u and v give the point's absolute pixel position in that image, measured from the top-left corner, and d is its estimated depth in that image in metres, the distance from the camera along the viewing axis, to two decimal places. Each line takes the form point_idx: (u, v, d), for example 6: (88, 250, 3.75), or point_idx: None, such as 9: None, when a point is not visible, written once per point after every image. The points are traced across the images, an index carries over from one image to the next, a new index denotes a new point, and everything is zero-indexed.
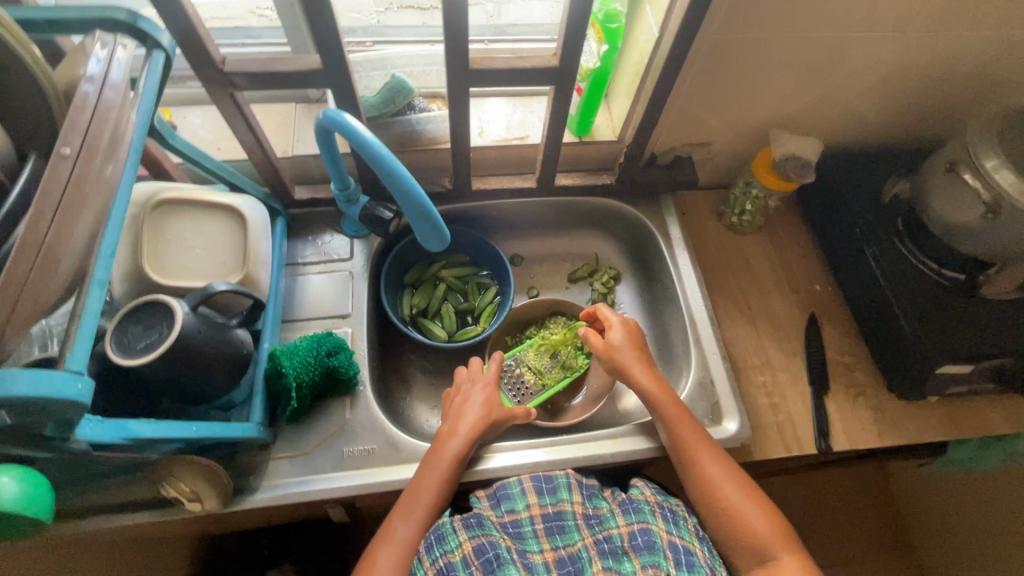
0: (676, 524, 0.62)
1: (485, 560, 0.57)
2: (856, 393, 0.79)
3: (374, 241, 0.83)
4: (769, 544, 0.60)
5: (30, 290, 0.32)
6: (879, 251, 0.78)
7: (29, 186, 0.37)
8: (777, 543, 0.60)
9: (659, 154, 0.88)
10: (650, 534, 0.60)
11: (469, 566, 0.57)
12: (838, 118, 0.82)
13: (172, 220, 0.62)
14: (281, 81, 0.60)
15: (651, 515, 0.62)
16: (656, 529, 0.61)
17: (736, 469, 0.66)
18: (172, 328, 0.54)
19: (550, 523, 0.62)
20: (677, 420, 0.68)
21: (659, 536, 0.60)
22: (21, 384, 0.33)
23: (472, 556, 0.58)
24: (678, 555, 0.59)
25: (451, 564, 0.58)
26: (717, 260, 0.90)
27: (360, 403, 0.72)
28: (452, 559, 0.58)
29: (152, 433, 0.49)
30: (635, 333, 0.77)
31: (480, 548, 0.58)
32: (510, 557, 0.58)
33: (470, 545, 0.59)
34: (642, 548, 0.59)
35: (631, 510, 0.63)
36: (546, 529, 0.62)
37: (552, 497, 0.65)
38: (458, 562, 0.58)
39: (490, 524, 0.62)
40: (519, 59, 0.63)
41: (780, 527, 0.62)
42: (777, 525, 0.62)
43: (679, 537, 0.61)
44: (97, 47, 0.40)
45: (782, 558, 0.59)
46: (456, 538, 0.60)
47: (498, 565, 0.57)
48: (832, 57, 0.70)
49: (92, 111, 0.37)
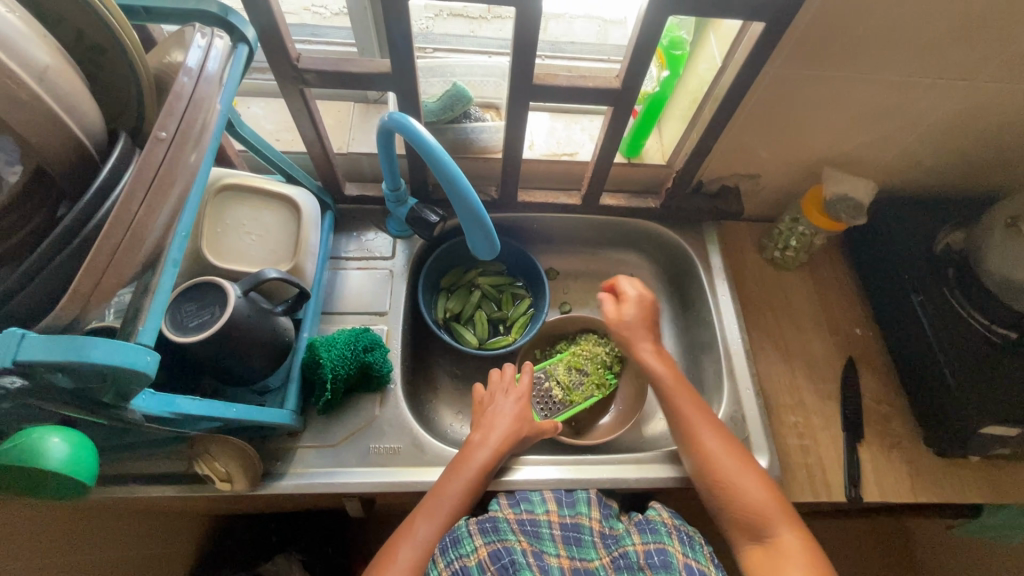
0: (692, 548, 0.61)
1: (501, 568, 0.56)
2: (890, 443, 0.78)
3: (416, 243, 0.84)
4: (769, 519, 0.61)
5: (116, 262, 0.34)
6: (927, 300, 0.77)
7: (120, 164, 0.39)
8: (778, 519, 0.61)
9: (706, 182, 0.87)
10: (666, 554, 0.59)
11: (484, 567, 0.56)
12: (894, 162, 0.81)
13: (233, 205, 0.64)
14: (350, 81, 0.61)
15: (668, 537, 0.61)
16: (673, 550, 0.60)
17: (730, 442, 0.67)
18: (224, 310, 0.57)
19: (568, 532, 0.63)
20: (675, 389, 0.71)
21: (675, 557, 0.59)
22: (99, 350, 0.34)
23: (488, 562, 0.57)
24: None
25: (466, 566, 0.57)
26: (755, 293, 0.89)
27: (389, 400, 0.73)
28: (467, 561, 0.58)
29: (196, 411, 0.51)
30: (648, 309, 0.78)
31: (496, 554, 0.57)
32: (526, 561, 0.58)
33: (486, 550, 0.58)
34: (658, 567, 0.58)
35: (647, 530, 0.62)
36: (564, 537, 0.62)
37: (570, 510, 0.66)
38: (474, 565, 0.57)
39: (507, 529, 0.61)
40: (580, 78, 0.64)
41: (781, 504, 0.62)
42: (776, 500, 0.62)
43: (694, 561, 0.60)
44: (196, 35, 0.41)
45: (780, 535, 0.60)
46: (473, 542, 0.59)
47: (515, 571, 0.56)
48: (896, 100, 0.70)
49: (188, 99, 0.38)
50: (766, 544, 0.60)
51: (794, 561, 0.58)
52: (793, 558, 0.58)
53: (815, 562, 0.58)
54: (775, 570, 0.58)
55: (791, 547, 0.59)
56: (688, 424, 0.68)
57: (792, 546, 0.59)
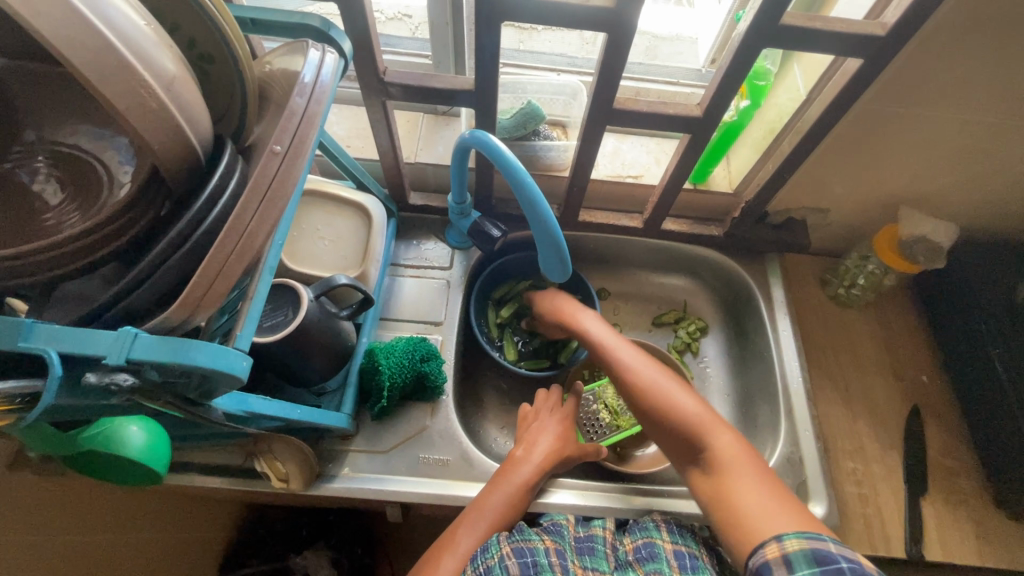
0: (682, 535, 0.62)
1: (523, 564, 0.56)
2: (957, 500, 0.74)
3: (474, 255, 0.85)
4: (703, 432, 0.60)
5: (228, 269, 0.35)
6: (1007, 352, 0.73)
7: (228, 173, 0.40)
8: (713, 429, 0.60)
9: (772, 213, 0.85)
10: (653, 546, 0.60)
11: (507, 565, 0.55)
12: (979, 205, 0.78)
13: (309, 210, 0.67)
14: (433, 96, 0.62)
15: (656, 531, 0.62)
16: (660, 542, 0.61)
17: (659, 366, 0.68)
18: (296, 313, 0.58)
19: (582, 545, 0.62)
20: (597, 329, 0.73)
21: (663, 547, 0.60)
22: (203, 355, 0.35)
23: (511, 556, 0.56)
24: (682, 562, 0.58)
25: (489, 567, 0.56)
26: (816, 330, 0.86)
27: (440, 411, 0.73)
28: (491, 562, 0.56)
29: (266, 411, 0.52)
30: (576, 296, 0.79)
31: (520, 550, 0.57)
32: (548, 562, 0.57)
33: (510, 547, 0.57)
34: (644, 559, 0.59)
35: (636, 529, 0.64)
36: (578, 548, 0.62)
37: (584, 526, 0.66)
38: (497, 564, 0.56)
39: (529, 531, 0.61)
40: (661, 104, 0.63)
41: (714, 416, 0.62)
42: (711, 416, 0.62)
43: (684, 547, 0.61)
44: (311, 50, 0.42)
45: (713, 445, 0.59)
46: (498, 543, 0.58)
47: (536, 571, 0.56)
48: (989, 143, 0.67)
49: (301, 117, 0.39)
50: (706, 463, 0.59)
51: (730, 471, 0.57)
52: (730, 467, 0.57)
53: (753, 470, 0.56)
54: (716, 486, 0.57)
55: (727, 456, 0.58)
56: (618, 358, 0.69)
57: (728, 456, 0.58)
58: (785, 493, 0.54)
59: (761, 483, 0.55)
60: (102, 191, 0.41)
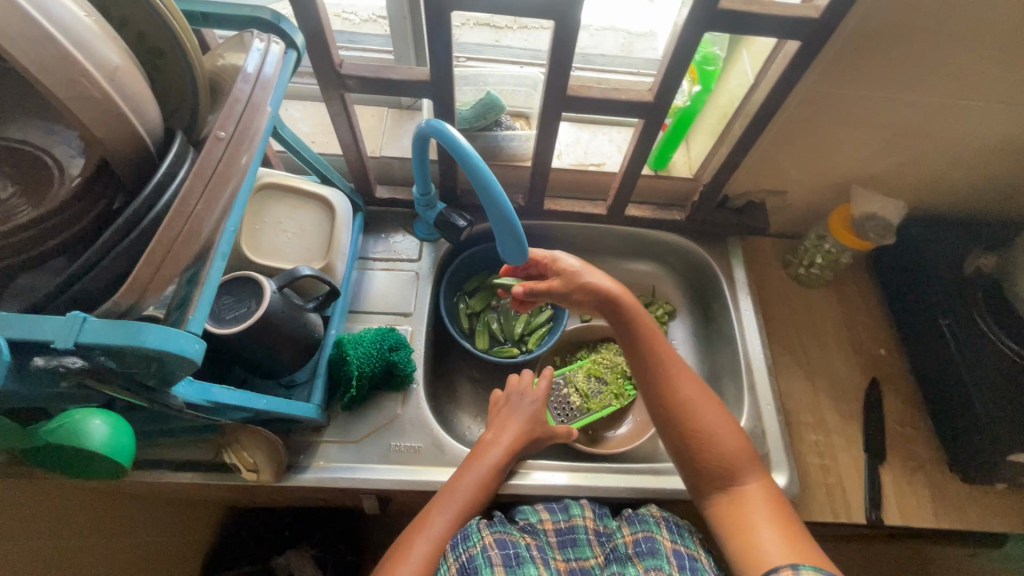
0: (680, 535, 0.63)
1: (505, 556, 0.58)
2: (914, 467, 0.77)
3: (442, 247, 0.86)
4: (738, 466, 0.62)
5: (175, 253, 0.35)
6: (956, 322, 0.76)
7: (177, 162, 0.41)
8: (746, 466, 0.62)
9: (732, 196, 0.87)
10: (653, 542, 0.61)
11: (489, 556, 0.58)
12: (925, 183, 0.81)
13: (271, 203, 0.67)
14: (390, 87, 0.63)
15: (655, 526, 0.63)
16: (660, 537, 0.61)
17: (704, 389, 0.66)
18: (260, 305, 0.59)
19: (563, 536, 0.64)
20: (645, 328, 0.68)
21: (663, 544, 0.61)
22: (153, 336, 0.36)
23: (493, 547, 0.59)
24: (681, 562, 0.59)
25: (473, 556, 0.59)
26: (778, 309, 0.89)
27: (411, 400, 0.74)
28: (473, 552, 0.59)
29: (230, 400, 0.52)
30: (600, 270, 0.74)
31: (501, 542, 0.60)
32: (530, 554, 0.60)
33: (491, 537, 0.60)
34: (645, 554, 0.60)
35: (635, 520, 0.64)
36: (560, 541, 0.63)
37: (564, 514, 0.66)
38: (479, 555, 0.59)
39: (510, 526, 0.64)
40: (614, 90, 0.65)
41: (747, 450, 0.63)
42: (746, 448, 0.63)
43: (683, 547, 0.61)
44: (254, 40, 0.44)
45: (746, 482, 0.61)
46: (480, 533, 0.61)
47: (518, 563, 0.58)
48: (929, 122, 0.70)
49: (245, 104, 0.40)
50: (732, 492, 0.61)
51: (758, 506, 0.59)
52: (757, 502, 0.59)
53: (777, 508, 0.59)
54: (740, 515, 0.59)
55: (755, 494, 0.60)
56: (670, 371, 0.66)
57: (757, 494, 0.60)
58: (798, 531, 0.58)
59: (782, 522, 0.58)
60: (53, 184, 0.40)
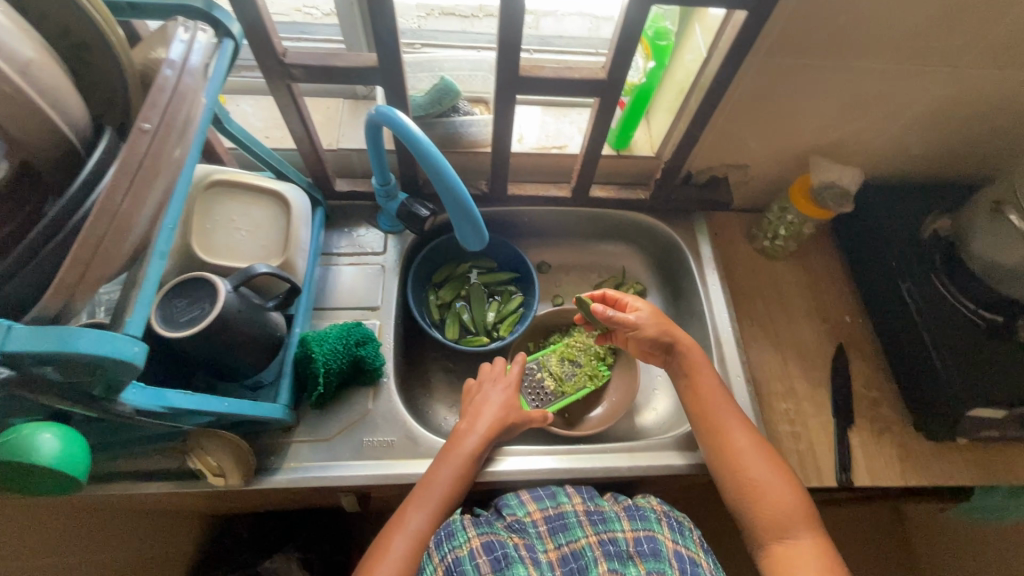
0: (681, 534, 0.64)
1: (493, 559, 0.58)
2: (881, 429, 0.78)
3: (408, 238, 0.85)
4: (791, 524, 0.62)
5: (102, 253, 0.34)
6: (915, 285, 0.77)
7: (105, 157, 0.39)
8: (800, 523, 0.62)
9: (695, 172, 0.87)
10: (655, 542, 0.61)
11: (478, 564, 0.58)
12: (880, 149, 0.82)
13: (222, 201, 0.65)
14: (337, 76, 0.62)
15: (657, 524, 0.64)
16: (662, 537, 0.62)
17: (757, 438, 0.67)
18: (214, 306, 0.57)
19: (553, 523, 0.63)
20: (698, 377, 0.70)
21: (665, 544, 0.61)
22: (86, 341, 0.34)
23: (481, 550, 0.59)
24: (683, 564, 0.60)
25: (461, 558, 0.59)
26: (745, 282, 0.90)
27: (383, 394, 0.73)
28: (461, 552, 0.60)
29: (188, 406, 0.50)
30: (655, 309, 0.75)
31: (489, 545, 0.60)
32: (519, 554, 0.60)
33: (479, 540, 0.60)
34: (647, 555, 0.60)
35: (636, 516, 0.64)
36: (550, 529, 0.63)
37: (552, 501, 0.66)
38: (467, 558, 0.59)
39: (497, 525, 0.64)
40: (567, 69, 0.64)
41: (803, 506, 0.63)
42: (801, 505, 0.63)
43: (685, 548, 0.62)
44: (178, 29, 0.42)
45: (797, 538, 0.61)
46: (466, 533, 0.61)
47: (507, 564, 0.58)
48: (879, 88, 0.70)
49: (172, 92, 0.38)
50: (780, 548, 0.62)
51: (810, 564, 0.59)
52: (809, 559, 0.60)
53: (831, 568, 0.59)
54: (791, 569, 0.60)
55: (807, 552, 0.60)
56: (717, 421, 0.68)
57: (809, 553, 0.60)
58: None
59: None
60: None
